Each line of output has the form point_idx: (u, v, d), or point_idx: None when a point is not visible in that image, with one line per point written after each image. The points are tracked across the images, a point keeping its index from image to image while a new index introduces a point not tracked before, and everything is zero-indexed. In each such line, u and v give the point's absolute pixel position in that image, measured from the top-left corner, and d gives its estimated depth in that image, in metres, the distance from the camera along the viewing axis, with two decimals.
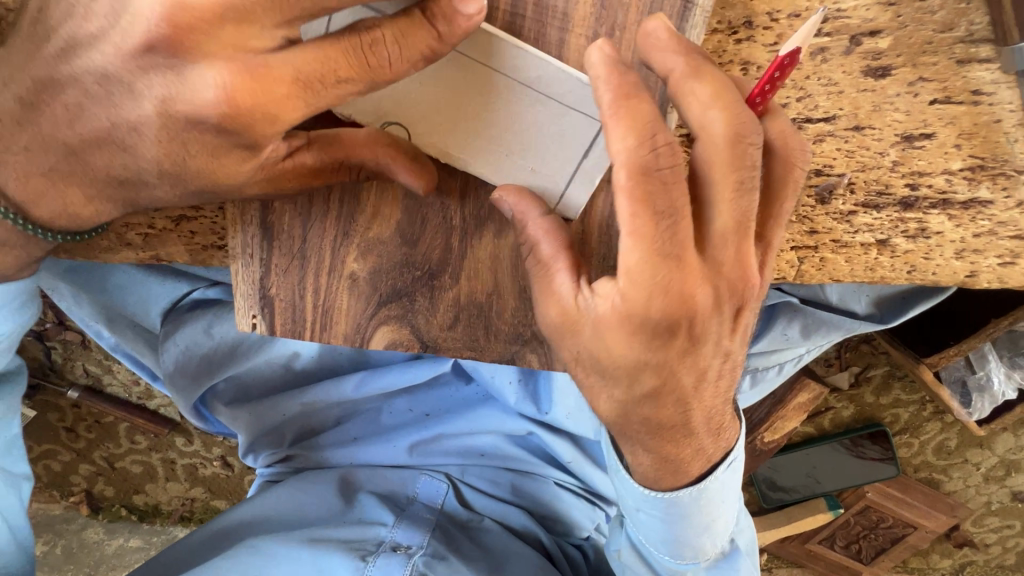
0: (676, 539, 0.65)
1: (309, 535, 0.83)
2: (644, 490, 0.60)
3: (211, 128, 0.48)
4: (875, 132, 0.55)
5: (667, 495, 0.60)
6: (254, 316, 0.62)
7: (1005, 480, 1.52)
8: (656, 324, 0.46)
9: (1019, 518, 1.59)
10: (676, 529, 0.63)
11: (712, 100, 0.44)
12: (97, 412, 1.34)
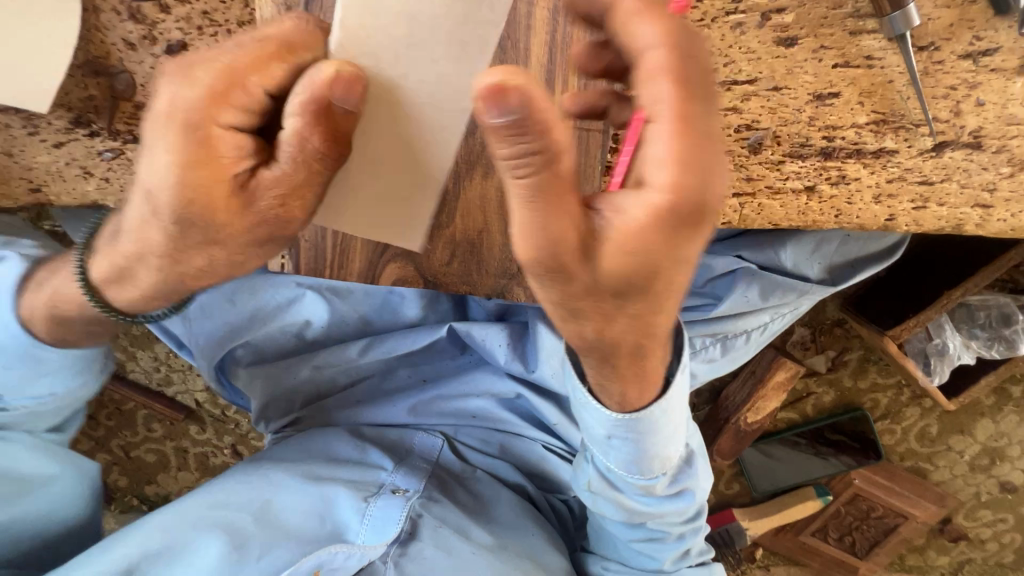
0: (642, 457, 0.71)
1: (316, 474, 0.92)
2: (611, 412, 0.66)
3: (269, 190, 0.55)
4: (791, 92, 0.68)
5: (634, 413, 0.66)
6: (283, 257, 0.73)
7: (991, 469, 1.54)
8: (682, 214, 0.42)
9: (1012, 512, 1.59)
10: (644, 448, 0.70)
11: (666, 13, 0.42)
12: (119, 399, 1.43)
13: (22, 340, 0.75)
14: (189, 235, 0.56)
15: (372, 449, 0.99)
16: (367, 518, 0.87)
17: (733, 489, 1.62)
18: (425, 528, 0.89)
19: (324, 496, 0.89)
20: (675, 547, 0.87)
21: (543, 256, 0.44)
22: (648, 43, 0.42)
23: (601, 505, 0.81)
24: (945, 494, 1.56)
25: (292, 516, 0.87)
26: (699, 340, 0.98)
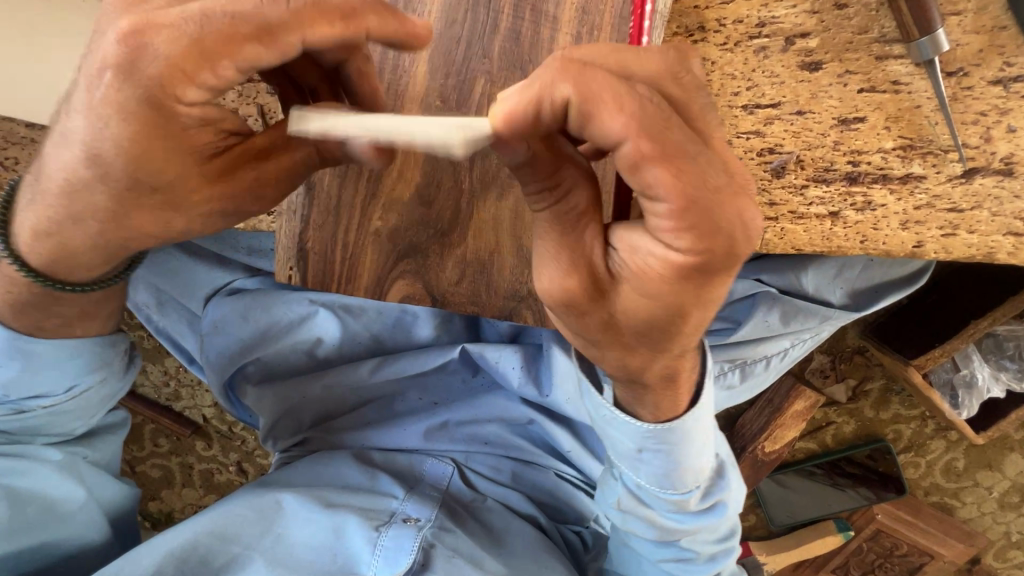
0: (677, 469, 0.70)
1: (328, 500, 0.90)
2: (646, 424, 0.65)
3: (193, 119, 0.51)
4: (816, 116, 0.66)
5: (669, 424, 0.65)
6: (290, 270, 0.73)
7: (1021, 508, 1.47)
8: (701, 264, 0.43)
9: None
10: (678, 462, 0.69)
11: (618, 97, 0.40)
12: (128, 411, 1.43)
13: (11, 336, 0.71)
14: (144, 197, 0.55)
15: (382, 476, 0.97)
16: (378, 549, 0.83)
17: (748, 521, 1.57)
18: (438, 559, 0.85)
19: (338, 527, 0.86)
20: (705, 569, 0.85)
21: (569, 299, 0.49)
22: (620, 132, 0.40)
23: (633, 524, 0.79)
24: (972, 532, 1.49)
25: (306, 548, 0.84)
26: (718, 366, 0.96)
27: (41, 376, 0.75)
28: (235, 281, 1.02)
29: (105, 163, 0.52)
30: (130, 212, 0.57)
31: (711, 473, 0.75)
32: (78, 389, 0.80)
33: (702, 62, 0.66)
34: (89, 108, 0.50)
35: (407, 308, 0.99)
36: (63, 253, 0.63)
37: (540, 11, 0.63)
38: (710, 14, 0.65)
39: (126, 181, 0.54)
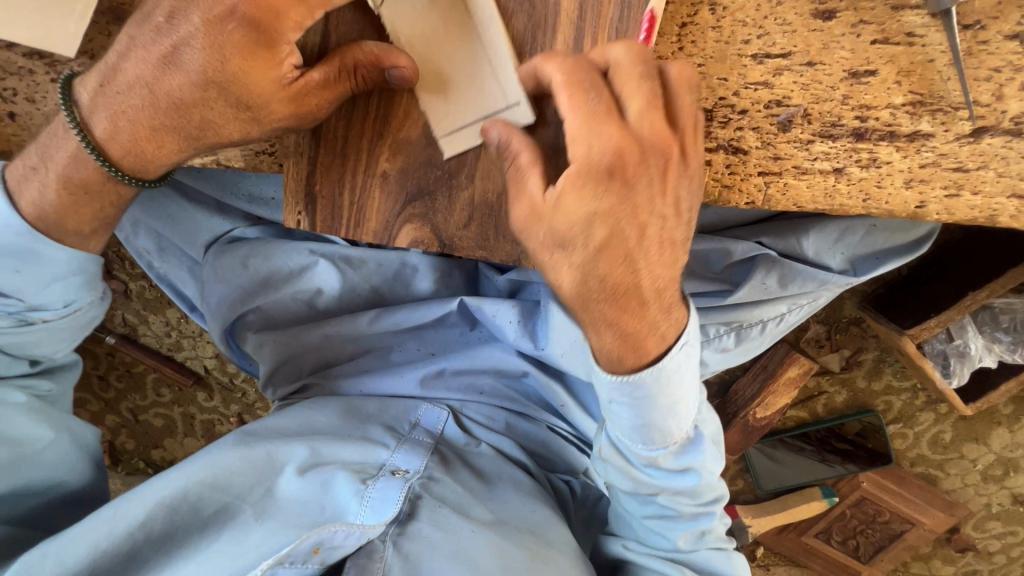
0: (645, 426, 0.71)
1: (316, 453, 0.92)
2: (611, 376, 0.68)
3: (239, 21, 0.62)
4: (826, 68, 0.65)
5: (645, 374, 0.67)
6: (299, 214, 0.73)
7: (1004, 481, 1.52)
8: (598, 173, 0.59)
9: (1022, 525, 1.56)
10: (655, 418, 0.71)
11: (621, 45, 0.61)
12: (130, 361, 1.45)
13: (26, 236, 0.72)
14: (226, 103, 0.66)
15: (373, 427, 0.99)
16: (365, 503, 0.85)
17: (736, 486, 1.60)
18: (427, 506, 0.89)
19: (326, 481, 0.89)
20: (687, 526, 0.83)
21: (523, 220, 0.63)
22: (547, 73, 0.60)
23: (609, 473, 0.81)
24: (954, 502, 1.54)
25: (292, 504, 0.87)
26: (714, 328, 0.97)
27: (41, 289, 0.76)
28: (236, 230, 1.02)
29: (226, 86, 0.64)
30: (252, 127, 0.68)
31: (682, 437, 0.75)
32: (75, 306, 0.81)
33: (713, 7, 0.64)
34: (213, 45, 0.63)
35: (407, 259, 0.99)
36: (155, 153, 0.70)
37: None
38: None
39: (256, 105, 0.66)
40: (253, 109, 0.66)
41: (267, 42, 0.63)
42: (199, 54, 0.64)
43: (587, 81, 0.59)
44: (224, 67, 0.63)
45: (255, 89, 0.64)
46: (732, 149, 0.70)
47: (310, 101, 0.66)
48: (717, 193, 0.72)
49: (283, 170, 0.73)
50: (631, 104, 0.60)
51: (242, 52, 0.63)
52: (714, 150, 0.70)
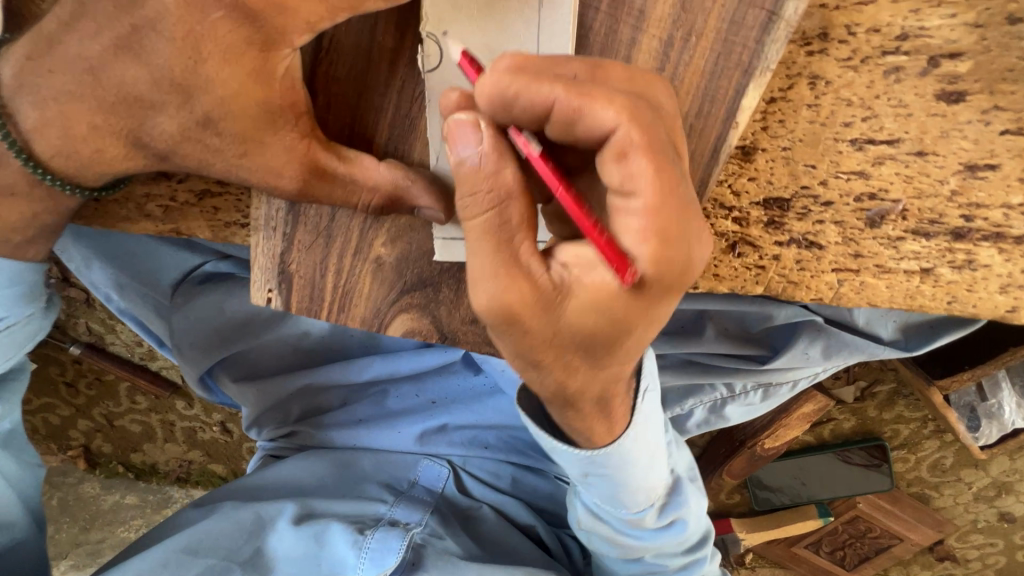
0: (621, 489, 0.60)
1: (308, 509, 0.86)
2: (576, 452, 0.55)
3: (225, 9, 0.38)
4: (938, 159, 0.53)
5: (608, 449, 0.55)
6: (270, 292, 0.57)
7: (994, 500, 1.51)
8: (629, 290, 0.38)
9: (1003, 539, 1.59)
10: (623, 481, 0.59)
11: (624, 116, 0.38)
12: (98, 370, 1.32)
13: None
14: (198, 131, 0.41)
15: (369, 485, 0.93)
16: (364, 555, 0.79)
17: (732, 499, 1.58)
18: (430, 558, 0.82)
19: (319, 535, 0.83)
20: None
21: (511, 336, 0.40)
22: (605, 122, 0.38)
23: (593, 540, 0.72)
24: (944, 520, 1.55)
25: (286, 564, 0.81)
26: (740, 386, 0.90)
27: None
28: (207, 265, 0.87)
29: (188, 92, 0.40)
30: (202, 156, 0.43)
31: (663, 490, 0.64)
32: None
33: (813, 81, 0.49)
34: (183, 30, 0.38)
35: None
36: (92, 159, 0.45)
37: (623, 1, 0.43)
38: (840, 17, 0.46)
39: (220, 124, 0.41)
40: (219, 153, 0.43)
41: (265, 44, 0.39)
42: (167, 41, 0.39)
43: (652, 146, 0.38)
44: (194, 64, 0.39)
45: (228, 99, 0.40)
46: (806, 243, 0.58)
47: (304, 182, 0.45)
48: (780, 289, 0.60)
49: (249, 240, 0.55)
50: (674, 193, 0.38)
51: (226, 53, 0.39)
52: (785, 244, 0.58)
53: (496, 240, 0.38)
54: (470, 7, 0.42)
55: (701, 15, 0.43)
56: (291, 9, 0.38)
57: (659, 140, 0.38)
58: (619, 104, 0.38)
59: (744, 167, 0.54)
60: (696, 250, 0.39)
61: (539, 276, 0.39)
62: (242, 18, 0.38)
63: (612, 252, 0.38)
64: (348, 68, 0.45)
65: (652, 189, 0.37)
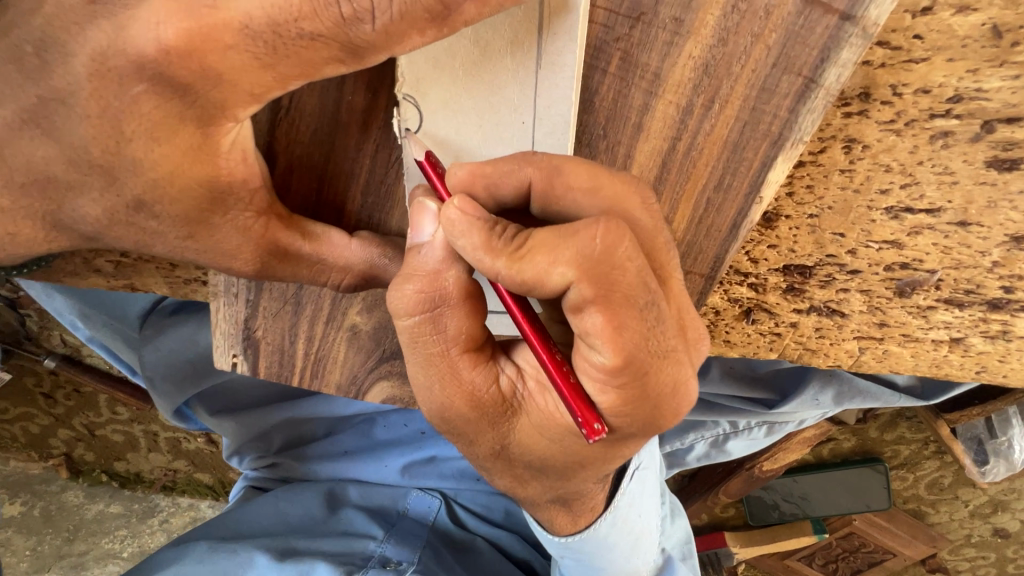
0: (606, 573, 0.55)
1: (289, 547, 0.78)
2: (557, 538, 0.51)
3: (148, 82, 0.31)
4: (982, 230, 0.47)
5: (581, 535, 0.50)
6: (234, 357, 0.52)
7: (989, 517, 1.45)
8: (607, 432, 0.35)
9: (996, 552, 1.51)
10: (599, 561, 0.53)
11: (586, 253, 0.30)
12: (76, 382, 1.23)
13: None
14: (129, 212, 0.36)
15: (356, 516, 0.87)
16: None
17: (727, 513, 1.53)
18: None
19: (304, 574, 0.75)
20: None
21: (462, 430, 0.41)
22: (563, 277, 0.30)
23: None
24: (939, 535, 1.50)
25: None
26: (745, 422, 0.83)
27: None
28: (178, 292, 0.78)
29: (114, 175, 0.34)
30: (140, 239, 0.38)
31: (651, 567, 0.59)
32: None
33: (848, 145, 0.43)
34: (99, 105, 0.32)
35: None
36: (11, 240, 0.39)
37: (634, 63, 0.37)
38: (885, 76, 0.40)
39: (155, 208, 0.36)
40: (162, 232, 0.37)
41: (200, 118, 0.33)
42: (80, 119, 0.32)
43: (624, 292, 0.31)
44: (118, 144, 0.33)
45: (163, 181, 0.34)
46: (828, 311, 0.53)
47: (262, 262, 0.40)
48: (796, 356, 0.55)
49: (208, 304, 0.50)
50: (647, 350, 0.31)
51: (155, 131, 0.33)
52: (804, 312, 0.53)
53: (437, 356, 0.38)
54: (454, 66, 0.36)
55: (727, 80, 0.37)
56: (229, 81, 0.31)
57: (620, 293, 0.30)
58: (569, 253, 0.30)
59: (764, 233, 0.48)
60: (674, 394, 0.34)
61: (485, 390, 0.39)
62: (169, 90, 0.31)
63: (575, 405, 0.33)
64: (312, 129, 0.39)
65: (613, 352, 0.31)
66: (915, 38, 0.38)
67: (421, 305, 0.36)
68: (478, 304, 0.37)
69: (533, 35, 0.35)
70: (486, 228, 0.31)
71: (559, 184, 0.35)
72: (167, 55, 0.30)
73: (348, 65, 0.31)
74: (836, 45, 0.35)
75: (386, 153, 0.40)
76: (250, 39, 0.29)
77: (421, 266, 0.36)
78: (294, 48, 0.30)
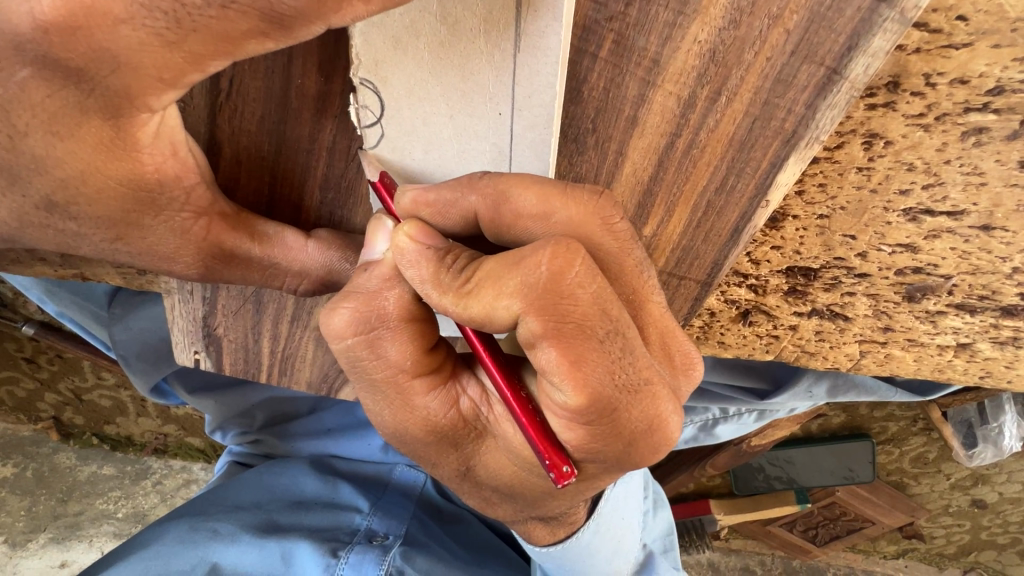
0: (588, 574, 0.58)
1: (270, 524, 0.74)
2: (540, 547, 0.54)
3: (45, 67, 0.28)
4: (1005, 235, 0.42)
5: (563, 544, 0.53)
6: (196, 354, 0.50)
7: (971, 489, 1.23)
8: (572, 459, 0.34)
9: (972, 520, 1.32)
10: (583, 567, 0.57)
11: (536, 281, 0.29)
12: (58, 349, 1.09)
13: None
14: (49, 209, 0.35)
15: (344, 485, 0.82)
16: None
17: (714, 481, 1.39)
18: None
19: (287, 553, 0.70)
20: None
21: (428, 453, 0.39)
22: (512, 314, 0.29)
23: None
24: (917, 506, 1.30)
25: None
26: (734, 407, 0.77)
27: None
28: None
29: (17, 173, 0.33)
30: (63, 240, 0.38)
31: (633, 562, 0.64)
32: None
33: (869, 141, 0.39)
34: None
35: None
36: None
37: (631, 47, 0.33)
38: (919, 63, 0.35)
39: (71, 209, 0.35)
40: (96, 230, 0.37)
41: (106, 110, 0.30)
42: None
43: (584, 325, 0.29)
44: (12, 140, 0.31)
45: (75, 179, 0.33)
46: (830, 314, 0.49)
47: (207, 260, 0.39)
48: (793, 359, 0.53)
49: (164, 301, 0.48)
50: (609, 384, 0.30)
51: (54, 125, 0.31)
52: (806, 314, 0.49)
53: (385, 381, 0.35)
54: (419, 47, 0.31)
55: (737, 69, 0.33)
56: (129, 65, 0.28)
57: (572, 325, 0.29)
58: (514, 282, 0.29)
59: (768, 234, 0.44)
60: (649, 429, 0.32)
61: (442, 416, 0.36)
62: (61, 77, 0.29)
63: (539, 443, 0.33)
64: (258, 118, 0.37)
65: (574, 392, 0.29)
66: (958, 19, 0.33)
67: (355, 327, 0.33)
68: (423, 327, 0.34)
69: (511, 13, 0.30)
70: (434, 261, 0.30)
71: (507, 213, 0.32)
72: (50, 36, 0.27)
73: (274, 38, 0.26)
74: (868, 30, 0.31)
75: (342, 145, 0.37)
76: (147, 11, 0.26)
77: (362, 284, 0.33)
78: (202, 21, 0.25)
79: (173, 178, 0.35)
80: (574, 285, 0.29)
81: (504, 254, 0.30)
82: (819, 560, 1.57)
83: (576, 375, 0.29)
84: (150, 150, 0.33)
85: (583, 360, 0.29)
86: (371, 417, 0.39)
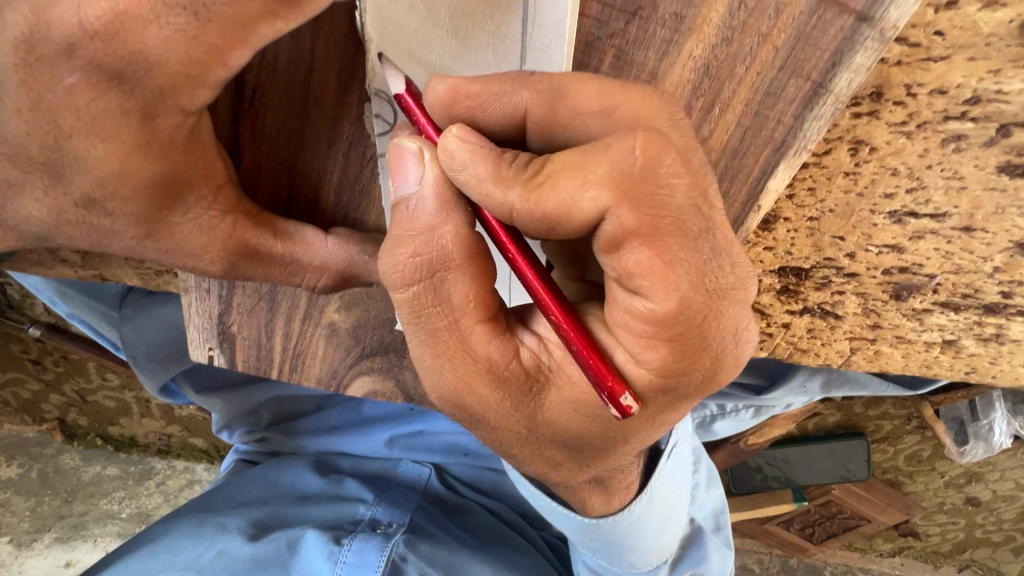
0: (639, 550, 0.59)
1: (276, 518, 0.76)
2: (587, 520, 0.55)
3: (85, 67, 0.31)
4: (986, 236, 0.44)
5: (615, 517, 0.54)
6: (210, 351, 0.52)
7: (964, 487, 1.26)
8: (663, 383, 0.33)
9: (966, 518, 1.34)
10: (633, 542, 0.57)
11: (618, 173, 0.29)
12: (63, 350, 1.11)
13: None
14: (85, 206, 0.37)
15: (348, 479, 0.84)
16: (339, 568, 0.67)
17: None
18: None
19: (293, 542, 0.71)
20: None
21: (492, 415, 0.38)
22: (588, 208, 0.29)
23: None
24: (912, 504, 1.32)
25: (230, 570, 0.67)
26: (732, 404, 0.79)
27: None
28: None
29: (59, 172, 0.35)
30: (94, 238, 0.39)
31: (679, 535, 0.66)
32: None
33: (855, 147, 0.41)
34: (38, 97, 0.33)
35: None
36: None
37: (630, 62, 0.35)
38: (899, 75, 0.37)
39: (106, 206, 0.37)
40: (127, 227, 0.38)
41: (143, 110, 0.33)
42: (13, 115, 0.33)
43: (678, 217, 0.29)
44: (56, 141, 0.34)
45: (112, 179, 0.35)
46: (821, 312, 0.51)
47: (233, 259, 0.41)
48: (786, 355, 0.54)
49: (181, 300, 0.50)
50: (689, 287, 0.30)
51: (95, 127, 0.33)
52: (797, 313, 0.51)
53: (444, 330, 0.35)
54: (431, 60, 0.34)
55: (729, 82, 0.35)
56: (160, 65, 0.31)
57: (669, 218, 0.29)
58: (603, 171, 0.28)
59: (761, 236, 0.46)
60: (733, 341, 0.33)
61: (504, 364, 0.36)
62: (105, 82, 0.32)
63: (597, 365, 0.32)
64: (278, 125, 0.39)
65: (661, 295, 0.30)
66: (936, 34, 0.35)
67: (418, 272, 0.34)
68: (483, 265, 0.34)
69: (518, 28, 0.33)
70: (494, 157, 0.31)
71: (562, 109, 0.31)
72: (94, 42, 0.31)
73: (283, 16, 0.30)
74: (851, 47, 0.33)
75: (356, 151, 0.39)
76: (169, 9, 0.29)
77: (413, 224, 0.33)
78: (217, 8, 0.29)
79: (201, 176, 0.37)
80: (662, 184, 0.29)
81: (583, 147, 0.29)
82: (816, 558, 1.59)
83: (661, 268, 0.29)
84: (182, 151, 0.35)
85: (672, 258, 0.29)
86: (428, 379, 0.38)
